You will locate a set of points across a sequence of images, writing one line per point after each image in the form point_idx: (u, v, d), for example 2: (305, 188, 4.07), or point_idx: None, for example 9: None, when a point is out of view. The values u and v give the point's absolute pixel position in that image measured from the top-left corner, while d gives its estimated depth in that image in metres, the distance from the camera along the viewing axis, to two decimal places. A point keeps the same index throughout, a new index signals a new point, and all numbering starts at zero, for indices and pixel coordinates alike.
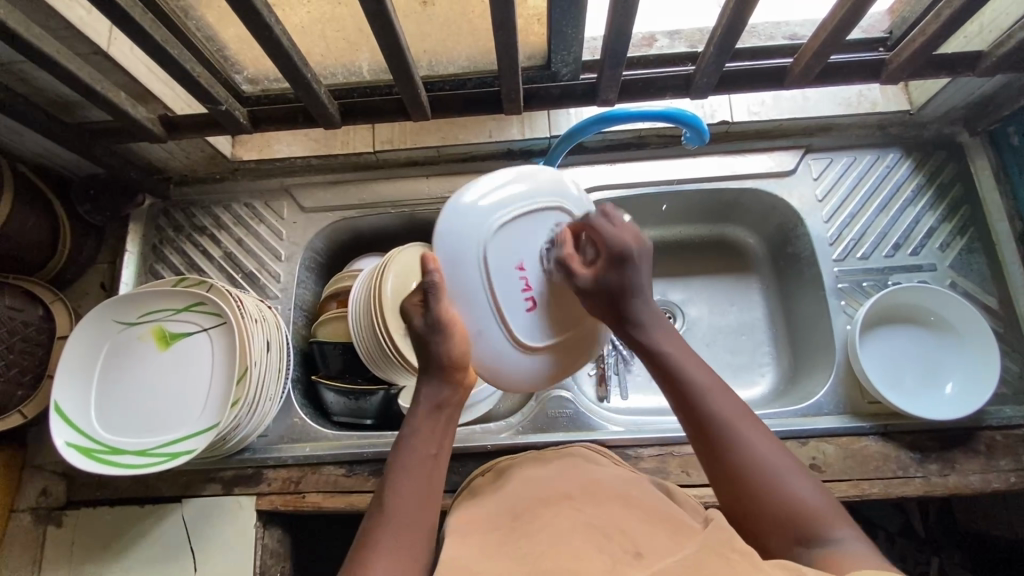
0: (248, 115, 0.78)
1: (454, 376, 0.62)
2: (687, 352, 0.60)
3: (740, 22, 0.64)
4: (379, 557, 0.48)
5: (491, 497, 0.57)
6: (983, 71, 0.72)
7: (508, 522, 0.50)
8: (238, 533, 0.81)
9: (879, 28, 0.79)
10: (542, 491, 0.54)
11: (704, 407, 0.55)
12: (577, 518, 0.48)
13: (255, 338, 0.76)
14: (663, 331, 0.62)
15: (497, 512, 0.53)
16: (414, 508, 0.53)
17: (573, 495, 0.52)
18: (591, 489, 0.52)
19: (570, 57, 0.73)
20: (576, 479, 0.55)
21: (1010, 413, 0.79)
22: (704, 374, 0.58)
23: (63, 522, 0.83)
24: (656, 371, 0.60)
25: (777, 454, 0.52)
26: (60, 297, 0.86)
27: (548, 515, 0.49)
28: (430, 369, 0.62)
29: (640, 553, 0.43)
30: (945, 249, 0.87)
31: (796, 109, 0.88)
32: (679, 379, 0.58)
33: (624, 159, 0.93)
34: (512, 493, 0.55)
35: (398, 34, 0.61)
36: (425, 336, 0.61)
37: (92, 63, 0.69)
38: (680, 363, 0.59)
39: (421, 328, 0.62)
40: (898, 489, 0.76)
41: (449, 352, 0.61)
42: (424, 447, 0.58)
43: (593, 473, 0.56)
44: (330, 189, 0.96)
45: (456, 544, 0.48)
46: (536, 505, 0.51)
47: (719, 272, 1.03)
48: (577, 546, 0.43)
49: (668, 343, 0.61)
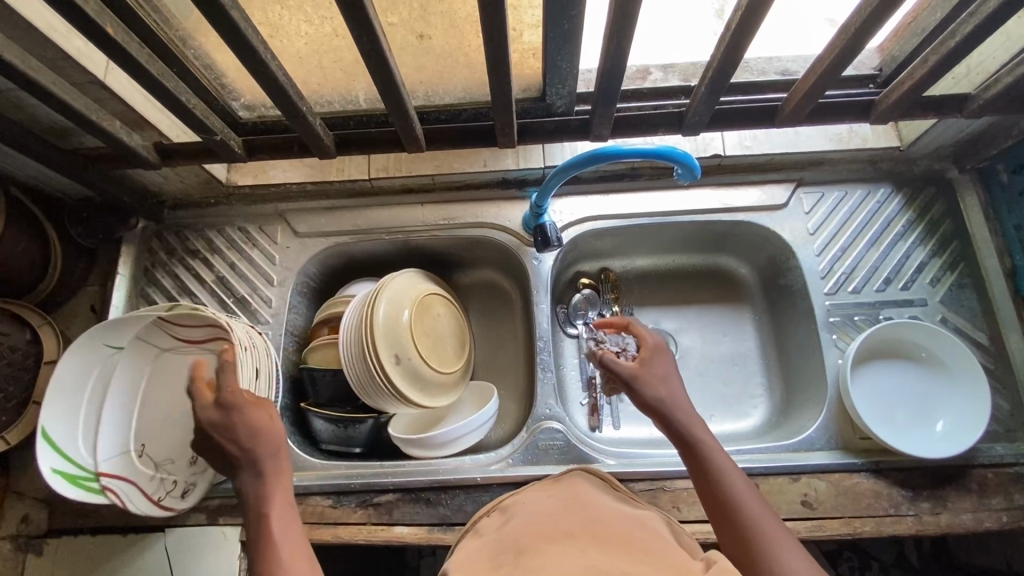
0: (244, 144, 0.78)
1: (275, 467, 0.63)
2: (710, 433, 0.63)
3: (732, 64, 0.65)
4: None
5: (493, 535, 0.56)
6: (971, 112, 0.74)
7: (508, 556, 0.49)
8: (221, 566, 0.79)
9: (870, 65, 0.81)
10: (542, 529, 0.52)
11: (722, 487, 0.58)
12: (579, 556, 0.46)
13: (246, 367, 0.74)
14: (692, 414, 0.65)
15: (497, 550, 0.52)
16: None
17: (575, 534, 0.50)
18: (591, 528, 0.51)
19: (565, 91, 0.73)
20: (576, 518, 0.54)
21: (1002, 451, 0.79)
22: (721, 456, 0.61)
23: (43, 551, 0.82)
24: (683, 452, 0.63)
25: (785, 532, 0.55)
26: (48, 321, 0.84)
27: (547, 551, 0.47)
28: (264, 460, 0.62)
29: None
30: (936, 284, 0.88)
31: (788, 143, 0.89)
32: (705, 467, 0.61)
33: (617, 190, 0.93)
34: (514, 530, 0.54)
35: (392, 70, 0.62)
36: (214, 418, 0.62)
37: (88, 92, 0.69)
38: (707, 445, 0.62)
39: (213, 414, 0.62)
40: (889, 528, 0.76)
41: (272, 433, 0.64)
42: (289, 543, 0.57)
43: (596, 513, 0.55)
44: (324, 215, 0.96)
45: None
46: (534, 541, 0.50)
47: (713, 302, 1.03)
48: None
49: (695, 424, 0.64)
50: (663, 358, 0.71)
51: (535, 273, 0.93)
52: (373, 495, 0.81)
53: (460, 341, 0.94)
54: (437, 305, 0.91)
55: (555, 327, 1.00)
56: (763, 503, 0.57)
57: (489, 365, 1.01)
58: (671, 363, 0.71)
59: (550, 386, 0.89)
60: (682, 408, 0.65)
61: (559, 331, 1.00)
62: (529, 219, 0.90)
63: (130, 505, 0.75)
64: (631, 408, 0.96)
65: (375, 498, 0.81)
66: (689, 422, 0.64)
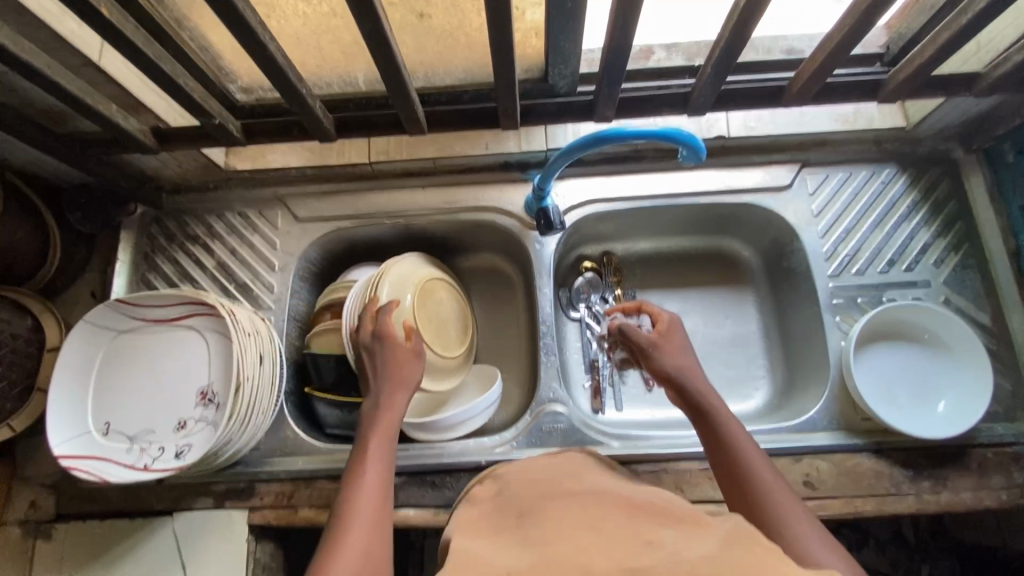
0: (242, 127, 0.77)
1: (407, 387, 0.71)
2: (724, 405, 0.63)
3: (740, 42, 0.64)
4: (346, 550, 0.51)
5: (498, 498, 0.55)
6: (979, 92, 0.73)
7: (515, 520, 0.49)
8: (229, 549, 0.80)
9: (876, 44, 0.80)
10: (546, 490, 0.52)
11: (734, 453, 0.58)
12: (585, 514, 0.46)
13: (249, 354, 0.74)
14: (707, 386, 0.66)
15: (504, 512, 0.51)
16: (374, 501, 0.57)
17: (578, 493, 0.50)
18: (595, 489, 0.50)
19: (568, 71, 0.72)
20: (577, 481, 0.53)
21: (1002, 431, 0.80)
22: (735, 426, 0.61)
23: (53, 535, 0.82)
24: (696, 421, 0.63)
25: (795, 499, 0.54)
26: (49, 308, 0.84)
27: (552, 513, 0.47)
28: (395, 382, 0.71)
29: (654, 541, 0.41)
30: (939, 266, 0.88)
31: (792, 124, 0.88)
32: (717, 433, 0.61)
33: (620, 172, 0.93)
34: (514, 495, 0.54)
35: (393, 50, 0.61)
36: (374, 345, 0.75)
37: (83, 75, 0.68)
38: (720, 413, 0.62)
39: (369, 341, 0.76)
40: (890, 506, 0.77)
41: (405, 371, 0.73)
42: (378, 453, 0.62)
43: (596, 477, 0.54)
44: (324, 199, 0.95)
45: (466, 544, 0.46)
46: (539, 503, 0.50)
47: (715, 284, 1.02)
48: (588, 542, 0.41)
49: (710, 395, 0.64)
50: (674, 335, 0.73)
51: (537, 258, 0.92)
52: None
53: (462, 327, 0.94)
54: (438, 289, 0.91)
55: (557, 311, 1.00)
56: (776, 473, 0.56)
57: (492, 349, 1.01)
58: (684, 340, 0.72)
59: (553, 370, 0.89)
60: (698, 378, 0.67)
61: (562, 315, 1.00)
62: (531, 202, 0.89)
63: (110, 477, 0.71)
64: (635, 392, 0.96)
65: None
66: (704, 392, 0.65)
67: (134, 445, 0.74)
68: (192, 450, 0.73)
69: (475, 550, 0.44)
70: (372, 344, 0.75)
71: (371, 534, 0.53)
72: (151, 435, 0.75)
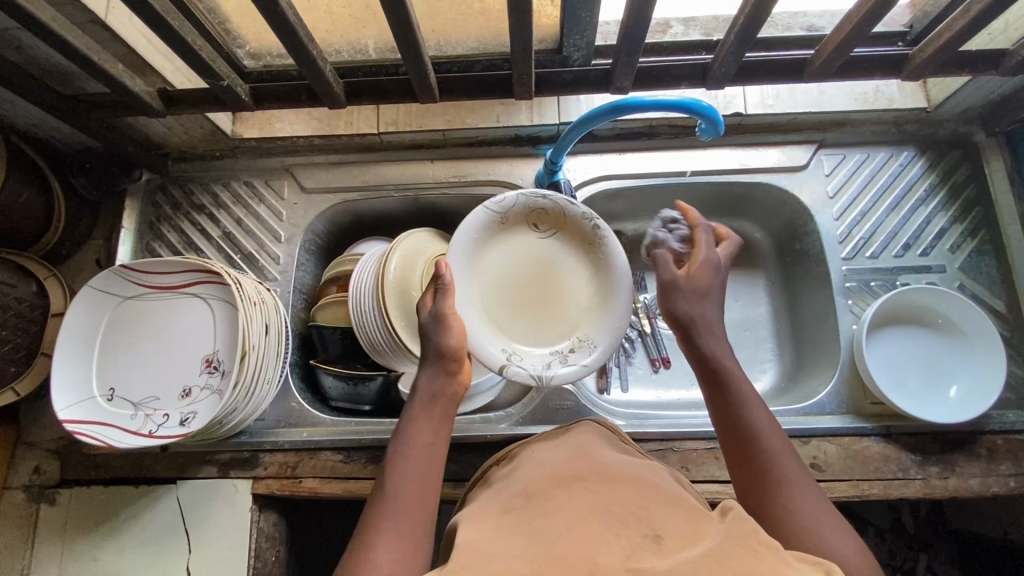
0: (250, 92, 0.75)
1: (449, 366, 0.63)
2: (755, 396, 0.57)
3: (764, 11, 0.61)
4: (381, 542, 0.48)
5: (504, 481, 0.54)
6: (1007, 70, 0.71)
7: (519, 503, 0.47)
8: (233, 518, 0.80)
9: (899, 22, 0.78)
10: (553, 473, 0.51)
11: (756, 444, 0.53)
12: (592, 501, 0.45)
13: (254, 322, 0.73)
14: (737, 372, 0.59)
15: (507, 495, 0.50)
16: (406, 507, 0.52)
17: (586, 477, 0.49)
18: (602, 472, 0.50)
19: (583, 42, 0.70)
20: (585, 461, 0.52)
21: (1013, 418, 0.79)
22: (764, 419, 0.55)
23: (55, 501, 0.82)
24: (712, 403, 0.58)
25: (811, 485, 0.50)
26: (54, 274, 0.84)
27: (562, 496, 0.46)
28: (430, 360, 0.63)
29: (659, 536, 0.41)
30: (956, 251, 0.86)
31: (810, 103, 0.86)
32: (737, 416, 0.56)
33: (633, 149, 0.91)
34: (522, 477, 0.52)
35: (408, 12, 0.59)
36: (427, 327, 0.64)
37: (89, 32, 0.66)
38: (741, 400, 0.57)
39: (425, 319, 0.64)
40: (897, 491, 0.76)
41: (443, 343, 0.63)
42: (414, 453, 0.56)
43: (603, 455, 0.53)
44: (332, 170, 0.94)
45: (469, 535, 0.44)
46: (546, 487, 0.48)
47: (725, 266, 1.01)
48: (593, 533, 0.40)
49: (737, 379, 0.59)
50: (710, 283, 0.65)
51: (524, 201, 0.73)
52: (383, 451, 0.81)
53: (516, 228, 0.74)
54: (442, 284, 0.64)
55: None
56: (808, 478, 0.51)
57: None
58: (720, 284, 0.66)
59: None
60: (719, 359, 0.60)
61: None
62: (542, 176, 0.88)
63: (112, 441, 0.71)
64: (641, 372, 0.96)
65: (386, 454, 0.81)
66: (725, 373, 0.59)
67: (138, 411, 0.74)
68: (198, 418, 0.72)
69: (481, 543, 0.42)
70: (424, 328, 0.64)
71: (406, 530, 0.50)
72: (156, 401, 0.75)
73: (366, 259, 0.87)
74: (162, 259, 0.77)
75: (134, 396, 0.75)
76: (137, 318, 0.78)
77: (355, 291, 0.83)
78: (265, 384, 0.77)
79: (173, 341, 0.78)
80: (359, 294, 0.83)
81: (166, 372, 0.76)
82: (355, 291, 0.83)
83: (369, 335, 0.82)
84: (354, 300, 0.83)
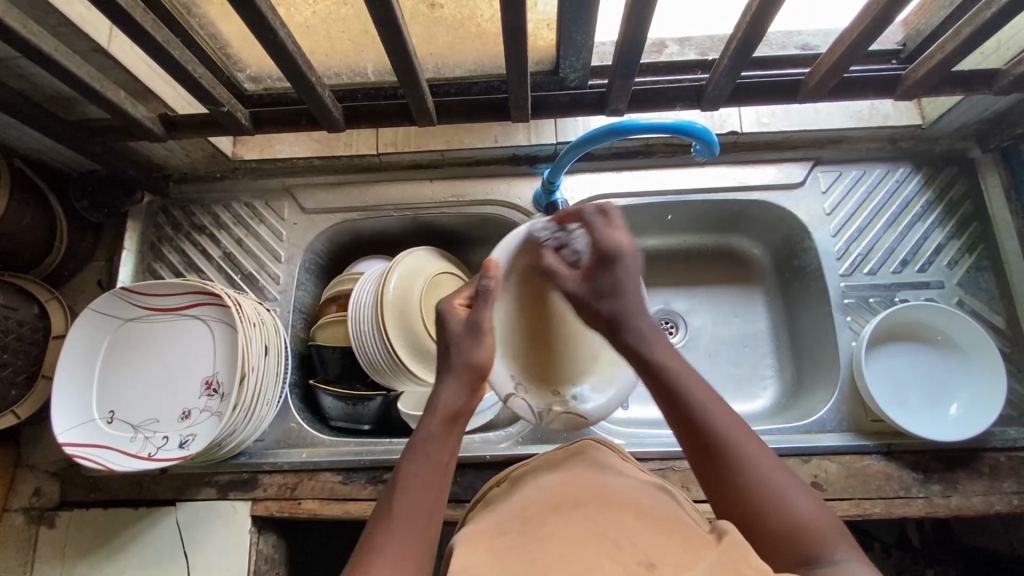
0: (250, 116, 0.77)
1: (474, 382, 0.63)
2: (689, 370, 0.58)
3: (758, 35, 0.62)
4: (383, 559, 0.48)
5: (500, 504, 0.54)
6: (1000, 88, 0.71)
7: (516, 526, 0.47)
8: (232, 540, 0.80)
9: (893, 40, 0.78)
10: (552, 497, 0.51)
11: (702, 426, 0.54)
12: (587, 527, 0.45)
13: (254, 343, 0.73)
14: (665, 347, 0.61)
15: (506, 517, 0.49)
16: (415, 530, 0.51)
17: (584, 502, 0.49)
18: (600, 497, 0.50)
19: (579, 63, 0.71)
20: (585, 486, 0.52)
21: (1015, 435, 0.78)
22: (700, 390, 0.56)
23: (55, 523, 0.82)
24: (652, 382, 0.59)
25: (763, 451, 0.53)
26: (55, 297, 0.85)
27: (557, 521, 0.46)
28: (454, 373, 0.63)
29: (652, 564, 0.41)
30: (954, 267, 0.87)
31: (806, 120, 0.86)
32: (675, 389, 0.57)
33: (630, 167, 0.91)
34: (521, 500, 0.52)
35: (405, 39, 0.60)
36: (460, 337, 0.65)
37: (90, 60, 0.68)
38: (677, 375, 0.58)
39: (456, 329, 0.65)
40: (900, 509, 0.75)
41: (475, 356, 0.64)
42: (426, 475, 0.55)
43: (604, 480, 0.53)
44: (332, 190, 0.94)
45: (465, 558, 0.44)
46: (543, 512, 0.48)
47: (725, 283, 1.02)
48: (585, 560, 0.41)
49: (666, 356, 0.60)
50: (615, 265, 0.65)
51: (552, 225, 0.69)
52: (383, 472, 0.81)
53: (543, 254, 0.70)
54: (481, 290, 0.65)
55: None
56: (756, 444, 0.53)
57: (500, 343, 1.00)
58: (632, 252, 0.65)
59: None
60: (650, 335, 0.62)
61: None
62: (540, 195, 0.88)
63: (111, 464, 0.71)
64: (641, 389, 0.96)
65: (385, 475, 0.81)
66: (654, 351, 0.60)
67: (137, 434, 0.74)
68: (197, 441, 0.72)
69: (476, 569, 0.42)
70: (455, 338, 0.65)
71: (407, 549, 0.49)
72: (155, 423, 0.75)
73: (369, 277, 0.87)
74: (164, 282, 0.77)
75: (132, 419, 0.75)
76: (136, 341, 0.79)
77: (357, 306, 0.83)
78: (261, 404, 0.77)
79: (172, 364, 0.78)
80: (359, 314, 0.82)
81: (167, 395, 0.76)
82: (356, 308, 0.83)
83: (371, 355, 0.81)
84: (352, 315, 0.83)
